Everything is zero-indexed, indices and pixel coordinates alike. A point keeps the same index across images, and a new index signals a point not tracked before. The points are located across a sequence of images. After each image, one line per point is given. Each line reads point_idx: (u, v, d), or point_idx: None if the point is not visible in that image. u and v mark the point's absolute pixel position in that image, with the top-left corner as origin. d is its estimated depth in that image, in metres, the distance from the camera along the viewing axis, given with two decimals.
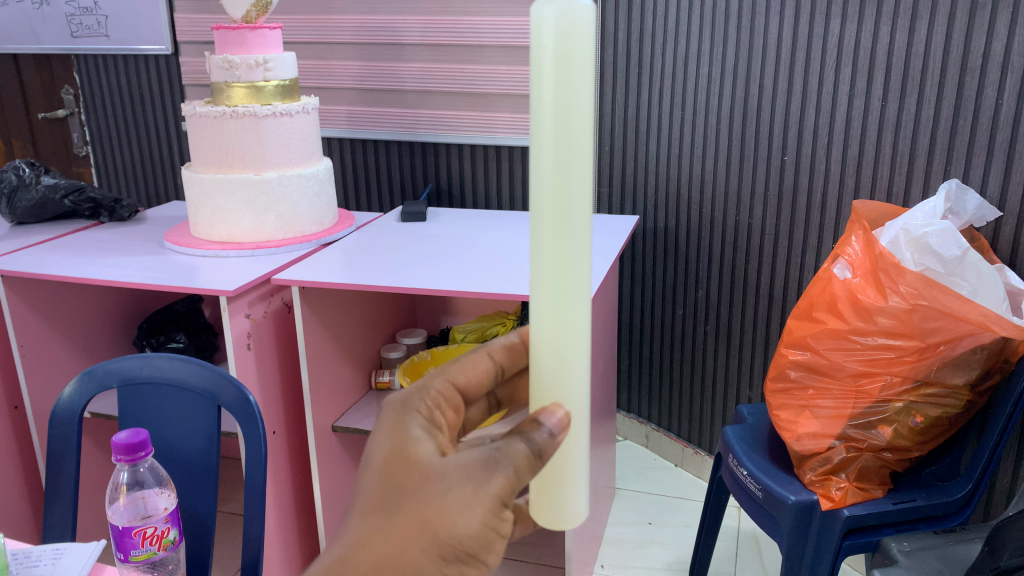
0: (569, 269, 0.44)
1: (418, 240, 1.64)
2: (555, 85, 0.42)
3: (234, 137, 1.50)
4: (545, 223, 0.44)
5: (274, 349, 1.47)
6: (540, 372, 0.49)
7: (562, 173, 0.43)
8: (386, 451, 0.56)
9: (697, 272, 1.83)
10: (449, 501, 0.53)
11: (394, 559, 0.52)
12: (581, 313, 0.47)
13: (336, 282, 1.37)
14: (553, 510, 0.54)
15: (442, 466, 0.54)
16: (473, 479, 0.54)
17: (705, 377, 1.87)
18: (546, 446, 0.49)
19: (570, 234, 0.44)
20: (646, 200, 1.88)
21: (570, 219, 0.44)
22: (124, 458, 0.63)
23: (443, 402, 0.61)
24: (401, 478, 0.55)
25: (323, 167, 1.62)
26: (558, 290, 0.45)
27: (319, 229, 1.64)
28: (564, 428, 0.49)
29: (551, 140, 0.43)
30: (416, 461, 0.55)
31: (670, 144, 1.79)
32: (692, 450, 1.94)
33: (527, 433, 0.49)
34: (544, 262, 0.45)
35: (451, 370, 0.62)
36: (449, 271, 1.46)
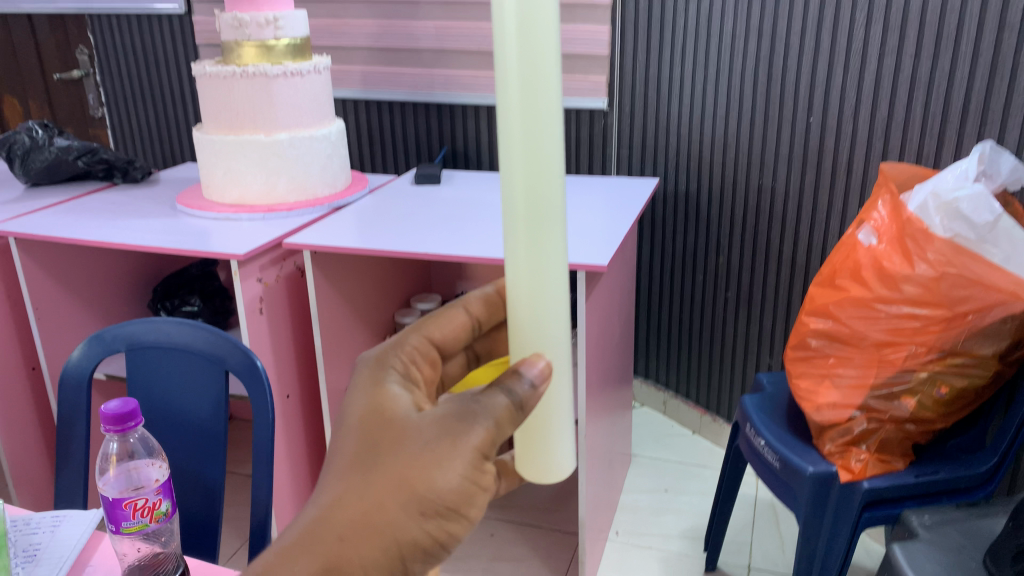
0: (542, 229, 0.47)
1: (433, 204, 1.62)
2: (519, 56, 0.45)
3: (245, 98, 1.47)
4: (517, 184, 0.47)
5: (287, 314, 1.46)
6: (522, 328, 0.52)
7: (529, 137, 0.46)
8: (365, 413, 0.60)
9: (719, 237, 1.79)
10: (428, 456, 0.56)
11: (373, 515, 0.54)
12: (557, 307, 0.50)
13: (347, 246, 1.35)
14: (540, 463, 0.56)
15: (422, 423, 0.58)
16: (452, 435, 0.57)
17: (725, 344, 1.84)
18: (529, 396, 0.54)
19: (541, 196, 0.47)
20: (666, 162, 1.84)
21: (539, 180, 0.47)
22: (114, 428, 0.62)
23: (418, 356, 0.68)
24: (380, 438, 0.58)
25: (336, 128, 1.59)
26: (534, 249, 0.48)
27: (332, 191, 1.61)
28: (545, 378, 0.53)
29: (518, 106, 0.46)
30: (396, 421, 0.59)
31: (692, 105, 1.74)
32: (710, 418, 1.92)
33: (511, 383, 0.54)
34: (516, 221, 0.48)
35: (425, 327, 0.69)
36: (463, 236, 1.43)
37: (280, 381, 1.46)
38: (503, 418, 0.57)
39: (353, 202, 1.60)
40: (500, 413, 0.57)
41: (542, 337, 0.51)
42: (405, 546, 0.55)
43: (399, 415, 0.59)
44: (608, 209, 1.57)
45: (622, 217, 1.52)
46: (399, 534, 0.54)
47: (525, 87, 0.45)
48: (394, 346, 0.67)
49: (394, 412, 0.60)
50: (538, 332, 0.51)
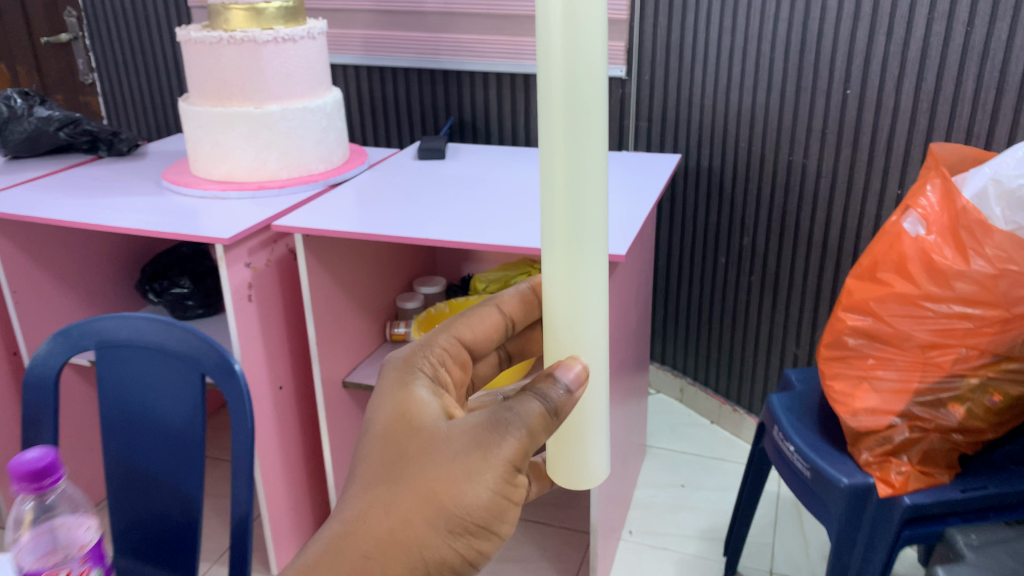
0: (583, 232, 0.49)
1: (438, 180, 1.51)
2: (564, 63, 0.45)
3: (233, 66, 1.36)
4: (558, 189, 0.48)
5: (279, 300, 1.36)
6: (560, 329, 0.54)
7: (574, 139, 0.47)
8: (397, 423, 0.61)
9: (744, 217, 1.67)
10: (457, 469, 0.57)
11: (400, 531, 0.56)
12: (597, 321, 0.54)
13: (343, 230, 1.25)
14: (571, 468, 0.60)
15: (451, 434, 0.59)
16: (481, 446, 0.57)
17: (747, 330, 1.74)
18: (564, 401, 0.56)
19: (581, 200, 0.49)
20: (688, 136, 1.72)
21: (579, 184, 0.48)
22: (27, 488, 0.59)
23: (449, 356, 0.73)
24: (410, 450, 0.59)
25: (332, 98, 1.47)
26: (574, 252, 0.50)
27: (329, 167, 1.50)
28: (581, 381, 0.55)
29: (561, 111, 0.47)
30: (426, 430, 0.60)
31: (716, 74, 1.62)
32: (730, 408, 1.83)
33: (546, 388, 0.56)
34: (557, 225, 0.49)
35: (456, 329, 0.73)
36: (468, 216, 1.32)
37: (272, 370, 1.38)
38: (536, 426, 0.58)
39: (350, 178, 1.49)
40: (533, 420, 0.58)
41: (579, 339, 0.54)
42: (432, 562, 0.56)
43: (431, 425, 0.60)
44: (624, 187, 1.46)
45: (641, 197, 1.41)
46: (426, 550, 0.56)
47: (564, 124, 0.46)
48: (423, 347, 0.71)
49: (426, 420, 0.61)
50: (576, 333, 0.54)
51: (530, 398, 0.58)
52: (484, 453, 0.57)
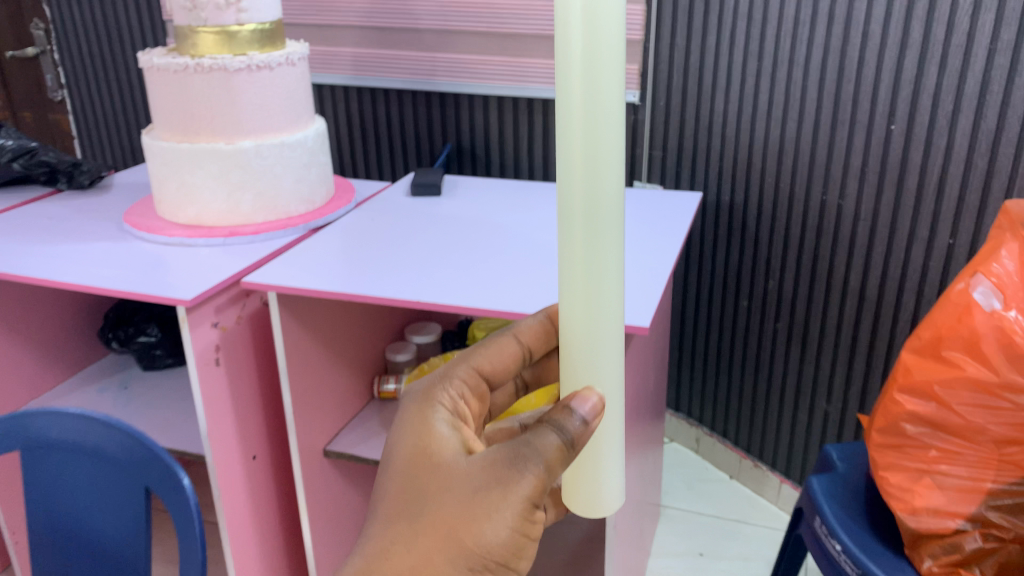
0: (600, 258, 0.51)
1: (431, 219, 1.35)
2: (583, 106, 0.48)
3: (201, 97, 1.20)
4: (576, 217, 0.50)
5: (251, 361, 1.21)
6: (576, 359, 0.57)
7: (596, 168, 0.49)
8: (418, 458, 0.66)
9: (769, 259, 1.53)
10: (477, 504, 0.61)
11: (421, 566, 0.60)
12: (614, 348, 0.56)
13: (321, 289, 1.09)
14: (586, 498, 0.62)
15: (471, 471, 0.63)
16: (500, 484, 0.62)
17: (772, 380, 1.60)
18: (580, 433, 0.59)
19: (598, 229, 0.50)
20: (707, 169, 1.56)
21: (597, 211, 0.50)
22: None
23: (466, 390, 0.74)
24: (431, 485, 0.63)
25: (314, 131, 1.31)
26: (591, 278, 0.52)
27: (312, 208, 1.34)
28: (596, 412, 0.57)
29: (580, 141, 0.48)
30: (445, 468, 0.64)
31: (740, 101, 1.46)
32: (751, 463, 1.70)
33: (564, 420, 0.58)
34: (574, 254, 0.52)
35: (475, 359, 0.75)
36: (462, 265, 1.17)
37: (243, 440, 1.23)
38: (552, 461, 0.62)
39: (335, 221, 1.32)
40: (550, 456, 0.62)
41: (595, 372, 0.57)
42: None
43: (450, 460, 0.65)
44: (639, 227, 1.30)
45: (658, 241, 1.25)
46: None
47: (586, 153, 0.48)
48: (442, 379, 0.73)
49: (444, 458, 0.65)
50: (592, 364, 0.56)
51: (546, 433, 0.62)
52: (504, 490, 0.62)
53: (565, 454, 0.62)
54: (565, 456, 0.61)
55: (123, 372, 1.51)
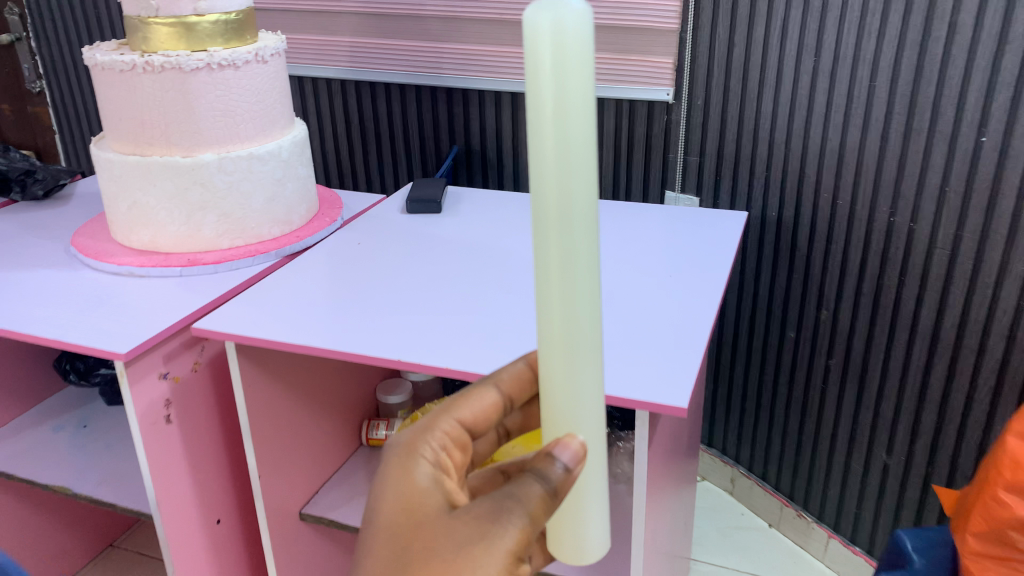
0: (579, 268, 0.46)
1: (428, 243, 1.15)
2: (554, 126, 0.43)
3: (153, 100, 1.02)
4: (548, 225, 0.45)
5: (211, 414, 1.03)
6: (556, 396, 0.53)
7: (572, 170, 0.44)
8: (399, 513, 0.57)
9: (823, 285, 1.31)
10: (459, 551, 0.54)
11: None
12: (591, 395, 0.52)
13: (287, 340, 0.90)
14: (572, 544, 0.59)
15: (451, 520, 0.55)
16: (482, 534, 0.54)
17: (822, 424, 1.39)
18: (563, 480, 0.54)
19: (576, 232, 0.45)
20: (752, 178, 1.35)
21: (573, 214, 0.45)
22: None
23: (450, 443, 0.64)
24: (413, 534, 0.56)
25: (291, 140, 1.11)
26: (568, 289, 0.47)
27: (289, 229, 1.14)
28: (578, 458, 0.54)
29: (551, 142, 0.43)
30: (428, 523, 0.56)
31: (792, 104, 1.25)
32: (795, 512, 1.48)
33: (545, 467, 0.54)
34: (550, 267, 0.47)
35: (458, 410, 0.65)
36: (458, 306, 0.97)
37: (204, 504, 1.05)
38: (538, 510, 0.55)
39: (316, 245, 1.13)
40: (534, 504, 0.55)
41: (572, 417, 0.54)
42: None
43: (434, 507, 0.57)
44: (671, 251, 1.09)
45: (694, 269, 1.04)
46: None
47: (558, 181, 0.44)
48: (423, 430, 0.64)
49: (425, 512, 0.57)
50: (571, 399, 0.53)
51: (529, 479, 0.56)
52: (487, 538, 0.54)
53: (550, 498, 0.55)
54: (549, 505, 0.55)
55: (85, 407, 1.34)
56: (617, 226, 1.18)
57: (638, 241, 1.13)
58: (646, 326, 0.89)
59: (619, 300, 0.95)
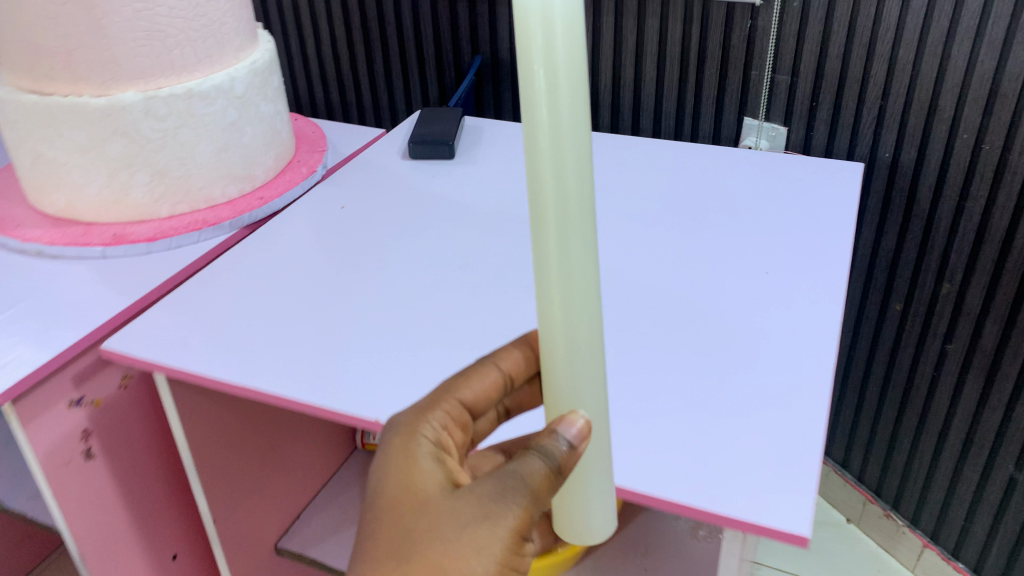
0: (577, 263, 0.38)
1: (435, 206, 0.87)
2: (548, 89, 0.35)
3: (47, 18, 0.72)
4: (539, 213, 0.37)
5: (150, 436, 0.79)
6: (553, 389, 0.43)
7: (568, 157, 0.36)
8: (390, 493, 0.44)
9: (952, 253, 1.02)
10: (457, 544, 0.41)
11: None
12: (597, 395, 0.42)
13: (231, 367, 0.65)
14: (578, 518, 0.46)
15: (448, 499, 0.43)
16: (483, 522, 0.42)
17: (930, 420, 1.12)
18: (567, 460, 0.42)
19: (572, 223, 0.37)
20: (861, 106, 1.05)
21: (569, 204, 0.37)
22: None
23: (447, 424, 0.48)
24: (403, 518, 0.43)
25: (249, 66, 0.82)
26: (564, 287, 0.38)
27: (251, 187, 0.87)
28: (584, 438, 0.42)
29: (541, 120, 0.36)
30: (420, 505, 0.43)
31: (929, 9, 0.93)
32: (881, 512, 1.24)
33: (546, 448, 0.42)
34: (546, 247, 0.38)
35: (453, 386, 0.49)
36: (468, 311, 0.70)
37: (151, 545, 0.83)
38: (541, 489, 0.43)
39: (285, 211, 0.86)
40: (537, 483, 0.43)
41: (576, 403, 0.42)
42: None
43: (433, 484, 0.44)
44: (768, 217, 0.79)
45: (800, 248, 0.74)
46: None
47: (556, 151, 0.36)
48: (415, 409, 0.48)
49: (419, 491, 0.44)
50: (570, 391, 0.42)
51: (529, 454, 0.43)
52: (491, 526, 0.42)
53: (557, 474, 0.43)
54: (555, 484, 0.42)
55: None
56: (689, 176, 0.88)
57: (717, 202, 0.83)
58: (736, 365, 0.62)
59: (695, 314, 0.67)
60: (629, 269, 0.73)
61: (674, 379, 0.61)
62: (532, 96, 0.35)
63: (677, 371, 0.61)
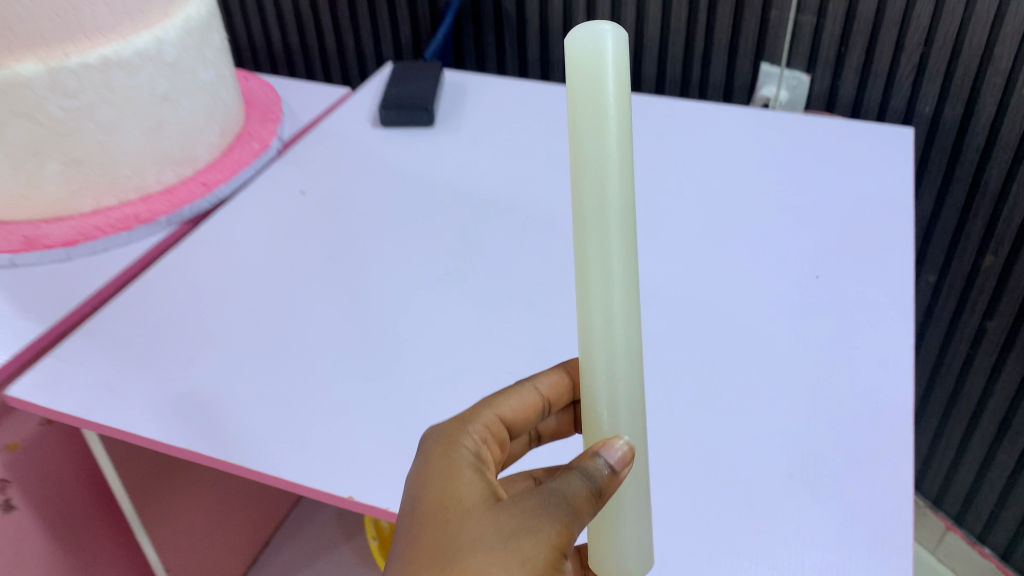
0: (621, 285, 0.34)
1: (412, 188, 0.74)
2: (595, 108, 0.31)
3: None
4: (580, 223, 0.33)
5: (81, 476, 0.67)
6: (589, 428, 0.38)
7: (614, 162, 0.32)
8: (420, 502, 0.38)
9: (997, 222, 0.90)
10: (489, 564, 0.34)
11: None
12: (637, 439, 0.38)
13: (169, 421, 0.52)
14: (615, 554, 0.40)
15: (475, 517, 0.36)
16: (518, 546, 0.35)
17: (961, 401, 1.03)
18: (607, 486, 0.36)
19: (617, 233, 0.33)
20: (898, 53, 0.91)
21: (615, 215, 0.33)
22: None
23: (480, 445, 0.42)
24: (431, 530, 0.36)
25: (180, 24, 0.67)
26: (606, 300, 0.34)
27: (192, 171, 0.73)
28: (624, 462, 0.36)
29: (585, 121, 0.32)
30: (444, 526, 0.36)
31: None
32: None
33: (585, 469, 0.36)
34: (589, 278, 0.34)
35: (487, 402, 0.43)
36: (457, 335, 0.58)
37: None
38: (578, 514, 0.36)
39: (234, 201, 0.72)
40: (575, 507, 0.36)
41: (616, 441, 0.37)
42: None
43: (467, 494, 0.37)
44: (802, 220, 0.68)
45: (844, 261, 0.64)
46: None
47: (601, 177, 0.32)
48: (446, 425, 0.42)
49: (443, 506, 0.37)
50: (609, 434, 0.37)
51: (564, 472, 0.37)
52: (529, 549, 0.35)
53: (604, 498, 0.36)
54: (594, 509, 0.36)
55: None
56: (705, 164, 0.77)
57: (740, 199, 0.72)
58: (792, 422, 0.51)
59: (727, 351, 0.57)
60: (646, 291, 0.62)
61: (717, 444, 0.50)
62: (575, 95, 0.32)
63: (717, 435, 0.51)
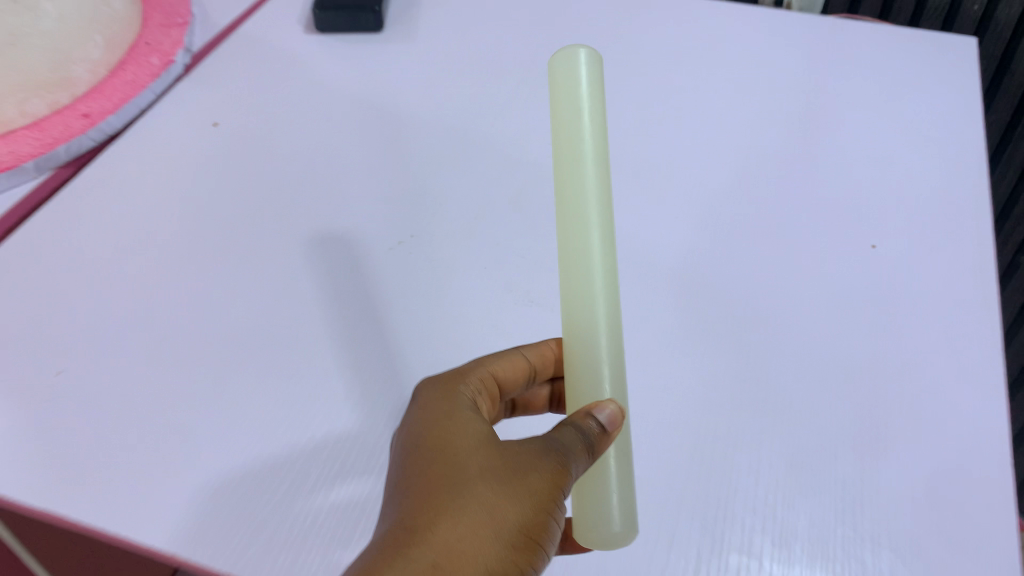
0: (600, 300, 0.34)
1: (355, 118, 0.58)
2: (570, 112, 0.35)
3: None
4: (561, 218, 0.35)
5: None
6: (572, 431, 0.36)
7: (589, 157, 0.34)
8: (415, 443, 0.35)
9: None
10: (489, 502, 0.31)
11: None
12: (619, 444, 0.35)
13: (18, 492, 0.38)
14: (596, 511, 0.34)
15: (470, 452, 0.33)
16: (507, 486, 0.32)
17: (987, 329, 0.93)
18: (601, 447, 0.33)
19: (597, 233, 0.34)
20: None
21: (591, 209, 0.34)
22: None
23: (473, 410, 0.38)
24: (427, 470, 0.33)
25: None
26: (587, 305, 0.34)
27: (70, 99, 0.56)
28: (614, 424, 0.34)
29: (565, 125, 0.35)
30: (437, 459, 0.33)
31: None
32: None
33: (579, 421, 0.33)
34: (569, 288, 0.35)
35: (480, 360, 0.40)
36: (418, 341, 0.46)
37: None
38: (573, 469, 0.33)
39: (122, 145, 0.56)
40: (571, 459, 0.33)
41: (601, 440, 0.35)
42: None
43: (471, 434, 0.34)
44: (844, 159, 0.55)
45: (902, 222, 0.50)
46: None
47: (579, 181, 0.34)
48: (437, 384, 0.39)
49: (436, 440, 0.34)
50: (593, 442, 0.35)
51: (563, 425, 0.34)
52: (522, 490, 0.32)
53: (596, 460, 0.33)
54: (588, 462, 0.33)
55: None
56: (720, 82, 0.61)
57: (765, 129, 0.57)
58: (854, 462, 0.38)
59: (766, 349, 0.43)
60: (654, 259, 0.49)
61: (762, 487, 0.38)
62: (556, 100, 0.35)
63: (756, 480, 0.38)
